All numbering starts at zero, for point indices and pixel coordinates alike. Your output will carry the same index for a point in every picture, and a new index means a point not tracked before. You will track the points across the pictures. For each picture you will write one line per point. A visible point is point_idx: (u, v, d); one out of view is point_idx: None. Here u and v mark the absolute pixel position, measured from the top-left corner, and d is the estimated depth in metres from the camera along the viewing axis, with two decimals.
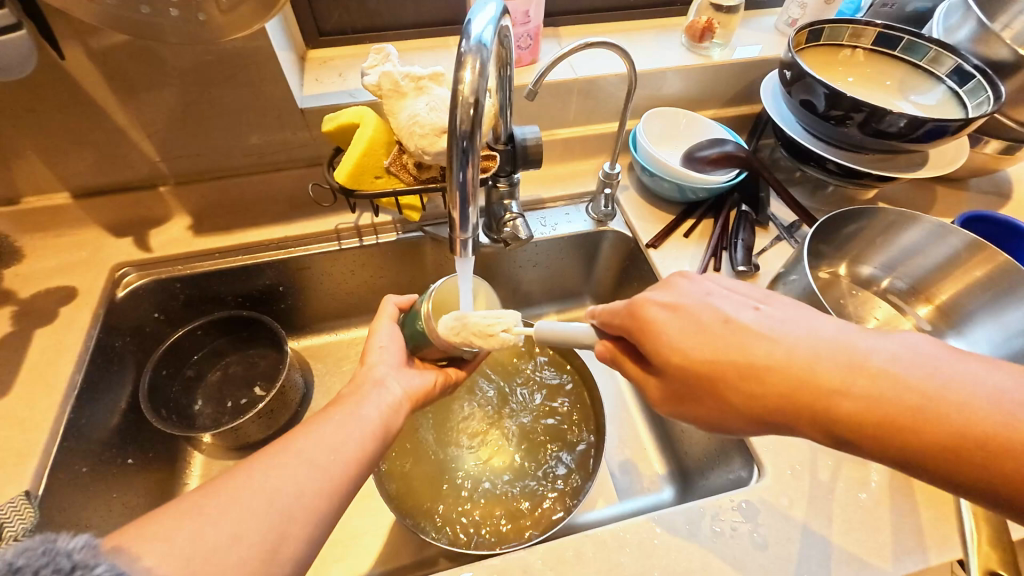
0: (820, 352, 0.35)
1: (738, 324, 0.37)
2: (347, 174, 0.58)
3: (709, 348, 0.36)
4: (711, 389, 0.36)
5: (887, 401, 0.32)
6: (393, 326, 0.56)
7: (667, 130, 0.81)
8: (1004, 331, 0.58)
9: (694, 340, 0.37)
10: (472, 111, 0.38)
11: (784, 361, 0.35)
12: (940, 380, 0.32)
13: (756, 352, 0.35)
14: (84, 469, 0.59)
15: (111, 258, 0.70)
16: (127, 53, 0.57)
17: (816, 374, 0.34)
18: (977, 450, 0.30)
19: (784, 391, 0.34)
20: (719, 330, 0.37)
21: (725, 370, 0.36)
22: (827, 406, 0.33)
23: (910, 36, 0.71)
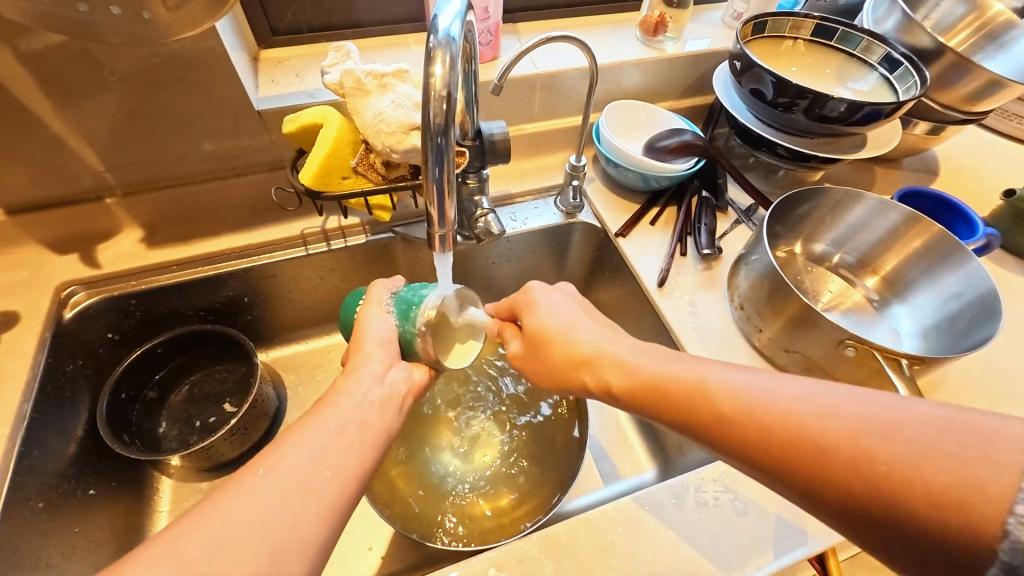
0: (675, 368, 0.40)
1: (599, 336, 0.47)
2: (313, 175, 0.57)
3: (568, 354, 0.47)
4: (576, 383, 0.46)
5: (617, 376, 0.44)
6: (386, 314, 0.53)
7: (628, 122, 0.83)
8: (942, 296, 0.63)
9: (561, 342, 0.48)
10: (444, 105, 0.38)
11: (627, 367, 0.43)
12: (790, 399, 0.34)
13: (609, 358, 0.44)
14: (39, 505, 0.55)
15: (56, 276, 0.65)
16: (63, 57, 0.54)
17: (665, 386, 0.40)
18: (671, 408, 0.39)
19: (637, 391, 0.42)
20: (582, 341, 0.47)
21: (590, 370, 0.45)
22: (676, 408, 0.38)
23: (844, 27, 0.76)
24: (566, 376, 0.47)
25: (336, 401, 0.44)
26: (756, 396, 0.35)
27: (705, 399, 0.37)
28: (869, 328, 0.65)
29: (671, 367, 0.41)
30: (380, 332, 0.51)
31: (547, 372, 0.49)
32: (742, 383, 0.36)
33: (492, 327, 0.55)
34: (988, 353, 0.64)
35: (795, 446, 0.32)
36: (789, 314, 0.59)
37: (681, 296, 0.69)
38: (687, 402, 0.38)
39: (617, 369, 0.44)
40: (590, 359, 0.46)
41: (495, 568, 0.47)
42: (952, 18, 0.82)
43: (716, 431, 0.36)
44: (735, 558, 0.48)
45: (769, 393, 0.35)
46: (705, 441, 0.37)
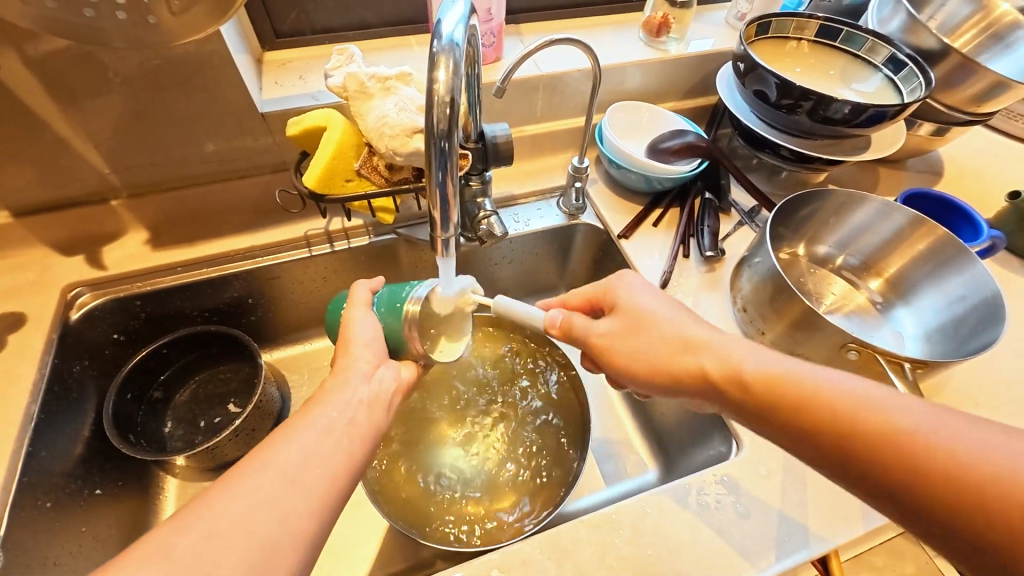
0: (830, 380, 0.37)
1: (722, 339, 0.44)
2: (317, 178, 0.57)
3: (671, 347, 0.44)
4: (677, 375, 0.43)
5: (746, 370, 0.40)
6: (370, 314, 0.52)
7: (631, 123, 0.83)
8: (947, 298, 0.63)
9: (670, 329, 0.45)
10: (448, 110, 0.38)
11: (748, 367, 0.40)
12: (961, 441, 0.32)
13: (739, 363, 0.41)
14: (47, 504, 0.55)
15: (62, 277, 0.65)
16: (68, 60, 0.54)
17: (811, 402, 0.37)
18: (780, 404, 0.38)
19: (773, 403, 0.38)
20: (705, 336, 0.44)
21: (703, 371, 0.42)
22: (802, 412, 0.37)
23: (848, 28, 0.76)
24: (676, 375, 0.43)
25: (327, 399, 0.44)
26: (930, 430, 0.33)
27: (859, 421, 0.35)
28: (873, 331, 0.65)
29: (819, 381, 0.38)
30: (365, 330, 0.50)
31: (643, 365, 0.45)
32: (905, 411, 0.34)
33: (554, 318, 0.51)
34: (991, 354, 0.64)
35: (955, 486, 0.31)
36: (791, 316, 0.59)
37: (684, 297, 0.69)
38: (838, 420, 0.35)
39: (752, 374, 0.40)
40: (713, 357, 0.42)
41: (497, 569, 0.47)
42: (958, 18, 0.81)
43: (854, 454, 0.34)
44: (733, 557, 0.49)
45: (953, 428, 0.33)
46: (834, 455, 0.35)
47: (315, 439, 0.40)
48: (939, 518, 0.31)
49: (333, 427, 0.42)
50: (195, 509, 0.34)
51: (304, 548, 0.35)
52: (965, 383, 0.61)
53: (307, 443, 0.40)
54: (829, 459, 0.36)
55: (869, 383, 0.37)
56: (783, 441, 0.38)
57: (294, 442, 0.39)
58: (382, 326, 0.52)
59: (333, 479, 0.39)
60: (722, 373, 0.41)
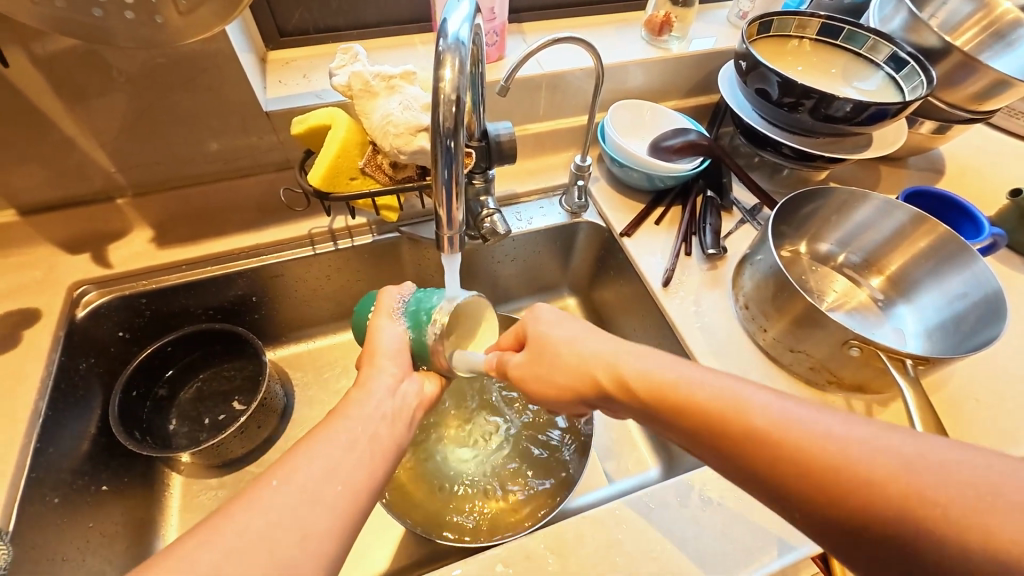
0: (701, 381, 0.39)
1: (615, 344, 0.46)
2: (322, 176, 0.57)
3: (572, 365, 0.46)
4: (582, 384, 0.46)
5: (645, 379, 0.42)
6: (397, 323, 0.52)
7: (633, 122, 0.83)
8: (947, 296, 0.63)
9: (570, 351, 0.47)
10: (454, 108, 0.38)
11: (639, 375, 0.42)
12: (807, 425, 0.34)
13: (626, 367, 0.43)
14: (56, 500, 0.56)
15: (68, 276, 0.66)
16: (74, 59, 0.54)
17: (681, 405, 0.39)
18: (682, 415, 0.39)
19: (655, 406, 0.41)
20: (604, 350, 0.46)
21: (603, 380, 0.44)
22: (697, 423, 0.38)
23: (850, 26, 0.76)
24: (576, 386, 0.46)
25: (352, 408, 0.45)
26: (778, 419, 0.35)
27: (715, 419, 0.37)
28: (874, 328, 0.65)
29: (691, 381, 0.40)
30: (391, 339, 0.51)
31: (551, 389, 0.47)
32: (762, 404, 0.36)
33: (492, 361, 0.51)
34: (992, 351, 0.64)
35: (796, 467, 0.33)
36: (793, 314, 0.59)
37: (686, 295, 0.70)
38: (703, 418, 0.37)
39: (637, 383, 0.42)
40: (606, 367, 0.44)
41: (502, 563, 0.47)
42: (959, 16, 0.81)
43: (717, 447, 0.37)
44: (739, 550, 0.49)
45: (798, 417, 0.34)
46: (701, 447, 0.38)
47: (338, 453, 0.41)
48: (788, 498, 0.33)
49: (357, 442, 0.42)
50: None
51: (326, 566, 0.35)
52: (965, 379, 0.62)
53: (328, 456, 0.40)
54: (699, 447, 0.38)
55: (736, 381, 0.38)
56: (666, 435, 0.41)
57: None
58: (406, 337, 0.52)
59: (334, 475, 0.39)
60: (615, 383, 0.44)
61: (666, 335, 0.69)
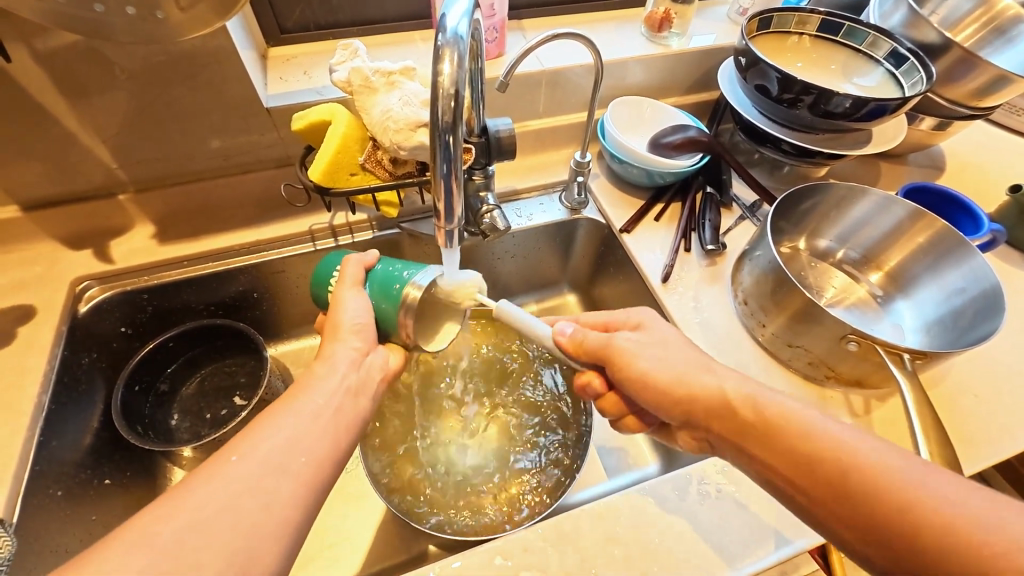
0: (823, 427, 0.40)
1: (731, 374, 0.46)
2: (322, 172, 0.57)
3: (690, 373, 0.47)
4: (678, 401, 0.46)
5: (762, 406, 0.42)
6: (361, 294, 0.51)
7: (634, 118, 0.83)
8: (945, 291, 0.63)
9: (668, 371, 0.47)
10: (453, 103, 0.38)
11: (753, 401, 0.43)
12: (930, 486, 0.34)
13: (760, 392, 0.43)
14: (59, 493, 0.56)
15: (71, 272, 0.66)
16: (77, 56, 0.55)
17: (805, 437, 0.40)
18: (801, 458, 0.39)
19: (776, 432, 0.41)
20: (727, 375, 0.46)
21: (718, 401, 0.45)
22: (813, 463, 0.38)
23: (850, 22, 0.76)
24: (689, 396, 0.46)
25: (318, 382, 0.45)
26: (910, 477, 0.35)
27: (835, 461, 0.38)
28: (874, 324, 0.65)
29: (817, 424, 0.40)
30: (355, 310, 0.50)
31: (657, 387, 0.47)
32: (883, 456, 0.37)
33: (564, 339, 0.52)
34: (990, 347, 0.65)
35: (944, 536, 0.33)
36: (792, 309, 0.59)
37: (685, 291, 0.70)
38: (819, 459, 0.38)
39: (769, 405, 0.42)
40: (734, 384, 0.45)
41: (501, 555, 0.48)
42: (959, 13, 0.81)
43: (826, 481, 0.38)
44: (738, 543, 0.50)
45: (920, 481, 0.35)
46: (803, 479, 0.39)
47: (300, 428, 0.41)
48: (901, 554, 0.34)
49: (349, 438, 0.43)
50: (201, 492, 0.35)
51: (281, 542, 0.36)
52: (964, 374, 0.62)
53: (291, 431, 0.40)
54: (804, 480, 0.39)
55: (874, 438, 0.39)
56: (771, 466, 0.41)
57: (292, 433, 0.40)
58: (375, 308, 0.51)
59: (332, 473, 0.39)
60: (740, 400, 0.44)
61: None
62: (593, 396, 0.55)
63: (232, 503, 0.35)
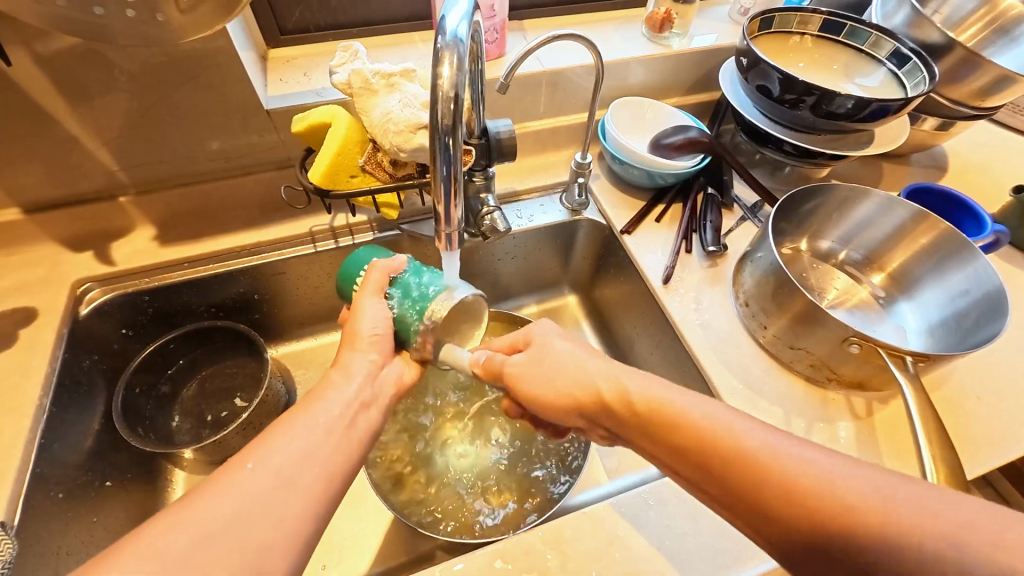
0: (689, 409, 0.42)
1: (611, 365, 0.48)
2: (322, 173, 0.57)
3: (574, 377, 0.49)
4: (577, 400, 0.48)
5: (643, 400, 0.44)
6: (382, 301, 0.50)
7: (635, 119, 0.83)
8: (948, 293, 0.63)
9: (572, 370, 0.49)
10: (453, 105, 0.38)
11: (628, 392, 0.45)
12: (790, 457, 0.37)
13: (637, 393, 0.45)
14: (60, 494, 0.56)
15: (72, 274, 0.66)
16: (77, 59, 0.55)
17: (679, 427, 0.42)
18: (685, 446, 0.41)
19: (653, 424, 0.43)
20: (599, 368, 0.49)
21: (605, 395, 0.47)
22: (698, 449, 0.40)
23: (852, 22, 0.76)
24: (575, 397, 0.48)
25: (332, 392, 0.46)
26: (772, 448, 0.38)
27: (715, 444, 0.39)
28: (876, 325, 0.65)
29: (701, 412, 0.42)
30: (372, 320, 0.50)
31: (547, 391, 0.50)
32: (751, 432, 0.39)
33: (477, 363, 0.52)
34: (992, 349, 0.64)
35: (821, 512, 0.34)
36: (794, 311, 0.59)
37: (687, 292, 0.70)
38: (703, 447, 0.40)
39: (645, 402, 0.44)
40: (611, 385, 0.47)
41: (501, 558, 0.48)
42: (963, 12, 0.81)
43: (703, 464, 0.40)
44: (740, 546, 0.49)
45: (787, 459, 0.37)
46: (671, 448, 0.42)
47: (313, 440, 0.41)
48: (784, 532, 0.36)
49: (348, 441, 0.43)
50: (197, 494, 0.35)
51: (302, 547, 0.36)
52: (965, 376, 0.61)
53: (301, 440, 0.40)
54: (684, 465, 0.41)
55: (754, 421, 0.40)
56: (659, 456, 0.44)
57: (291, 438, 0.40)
58: (391, 318, 0.50)
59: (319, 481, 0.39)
60: (618, 402, 0.46)
61: (667, 332, 0.69)
62: (518, 415, 0.58)
63: (234, 503, 0.35)
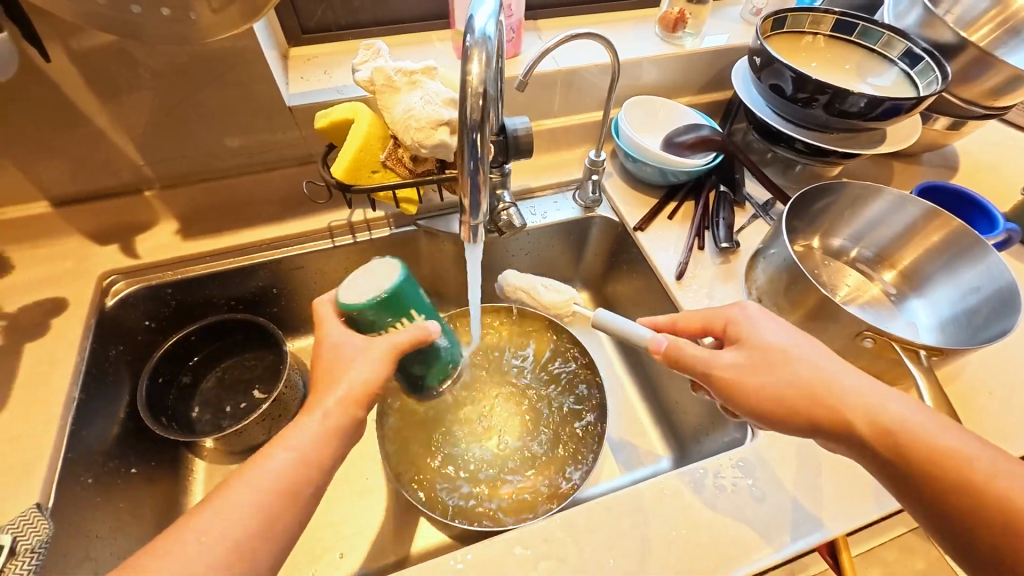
0: (975, 447, 0.40)
1: (866, 384, 0.44)
2: (344, 169, 0.59)
3: (803, 387, 0.44)
4: (799, 413, 0.44)
5: (908, 427, 0.41)
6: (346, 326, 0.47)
7: (648, 117, 0.84)
8: (961, 290, 0.64)
9: (797, 370, 0.45)
10: (481, 101, 0.39)
11: (892, 418, 0.42)
12: None
13: (893, 420, 0.42)
14: (89, 480, 0.58)
15: (98, 266, 0.68)
16: (109, 56, 0.56)
17: (955, 460, 0.39)
18: (946, 477, 0.39)
19: (905, 451, 0.41)
20: (841, 381, 0.44)
21: (851, 417, 0.43)
22: (966, 488, 0.39)
23: (864, 23, 0.77)
24: (795, 408, 0.44)
25: (305, 418, 0.44)
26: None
27: (995, 486, 0.38)
28: (888, 322, 0.66)
29: (965, 445, 0.40)
30: (344, 335, 0.47)
31: (774, 402, 0.45)
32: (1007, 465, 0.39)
33: (658, 344, 0.49)
34: (1005, 345, 0.65)
35: None
36: (807, 306, 0.60)
37: (700, 289, 0.71)
38: (978, 485, 0.38)
39: (902, 432, 0.41)
40: (858, 407, 0.43)
41: (519, 545, 0.49)
42: (974, 13, 0.81)
43: (960, 501, 0.39)
44: (753, 536, 0.50)
45: None
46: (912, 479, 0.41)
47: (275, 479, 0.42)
48: None
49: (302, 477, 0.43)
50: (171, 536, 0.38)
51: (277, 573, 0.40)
52: (978, 371, 0.62)
53: (263, 487, 0.41)
54: (930, 497, 0.40)
55: (1007, 454, 0.40)
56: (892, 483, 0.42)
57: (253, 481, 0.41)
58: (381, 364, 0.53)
59: None
60: (871, 426, 0.42)
61: None
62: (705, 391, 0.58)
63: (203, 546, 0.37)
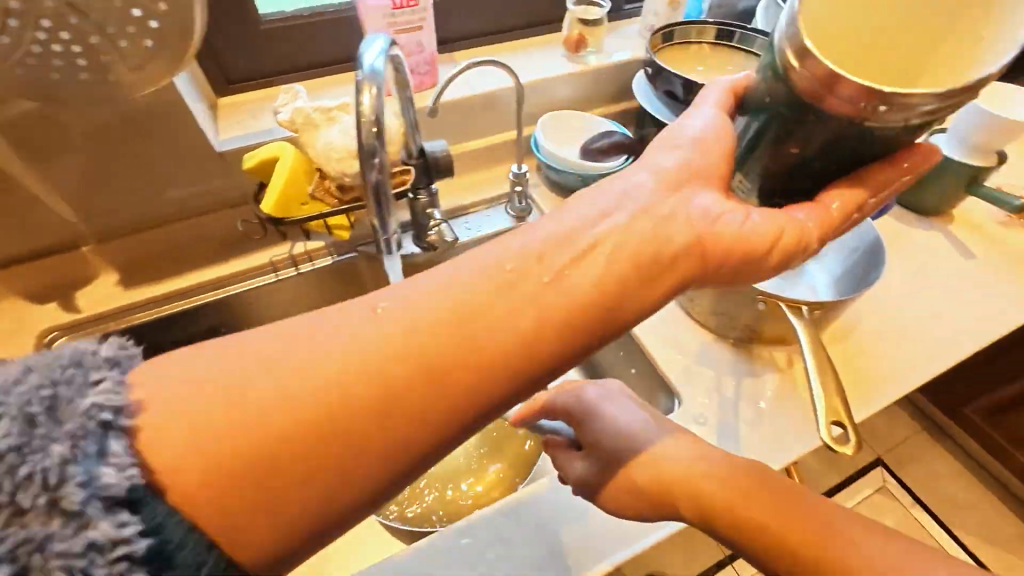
0: (764, 491, 0.43)
1: (698, 452, 0.48)
2: (274, 204, 0.62)
3: (647, 480, 0.47)
4: (660, 501, 0.47)
5: (720, 491, 0.44)
6: (670, 147, 0.46)
7: (562, 129, 0.91)
8: (844, 249, 0.72)
9: (646, 461, 0.48)
10: (374, 130, 0.45)
11: (705, 482, 0.45)
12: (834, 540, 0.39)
13: (711, 489, 0.45)
14: None
15: (38, 323, 0.68)
16: (35, 120, 0.60)
17: (755, 513, 0.42)
18: (756, 531, 0.42)
19: (726, 523, 0.44)
20: (674, 458, 0.47)
21: (680, 496, 0.46)
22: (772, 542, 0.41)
23: (740, 30, 0.87)
24: (650, 501, 0.47)
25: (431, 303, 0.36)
26: (825, 532, 0.40)
27: (785, 531, 0.41)
28: (790, 287, 0.73)
29: (762, 491, 0.43)
30: (656, 157, 0.45)
31: (622, 501, 0.49)
32: (797, 510, 0.42)
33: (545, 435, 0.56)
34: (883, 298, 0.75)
35: None
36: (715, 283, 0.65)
37: None
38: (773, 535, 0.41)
39: (713, 492, 0.44)
40: (683, 476, 0.46)
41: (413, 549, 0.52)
42: None
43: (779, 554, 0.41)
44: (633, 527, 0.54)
45: (841, 542, 0.39)
46: (752, 555, 0.42)
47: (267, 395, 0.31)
48: None
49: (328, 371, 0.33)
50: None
51: (364, 499, 0.32)
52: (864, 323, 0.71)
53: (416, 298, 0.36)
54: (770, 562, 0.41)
55: (789, 492, 0.43)
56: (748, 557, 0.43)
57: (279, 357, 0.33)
58: None
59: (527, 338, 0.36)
60: (688, 495, 0.46)
61: None
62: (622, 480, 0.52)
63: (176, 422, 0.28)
